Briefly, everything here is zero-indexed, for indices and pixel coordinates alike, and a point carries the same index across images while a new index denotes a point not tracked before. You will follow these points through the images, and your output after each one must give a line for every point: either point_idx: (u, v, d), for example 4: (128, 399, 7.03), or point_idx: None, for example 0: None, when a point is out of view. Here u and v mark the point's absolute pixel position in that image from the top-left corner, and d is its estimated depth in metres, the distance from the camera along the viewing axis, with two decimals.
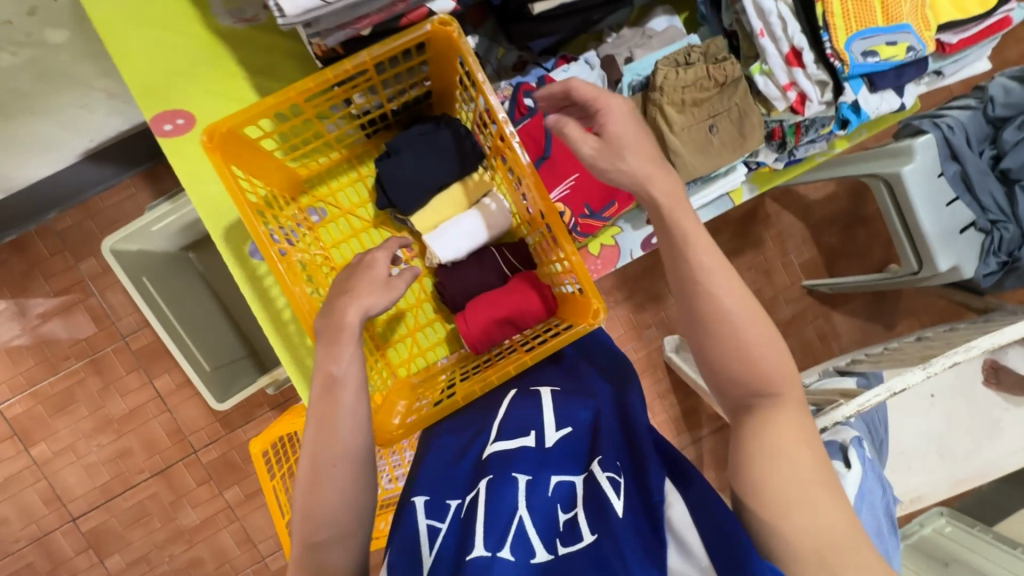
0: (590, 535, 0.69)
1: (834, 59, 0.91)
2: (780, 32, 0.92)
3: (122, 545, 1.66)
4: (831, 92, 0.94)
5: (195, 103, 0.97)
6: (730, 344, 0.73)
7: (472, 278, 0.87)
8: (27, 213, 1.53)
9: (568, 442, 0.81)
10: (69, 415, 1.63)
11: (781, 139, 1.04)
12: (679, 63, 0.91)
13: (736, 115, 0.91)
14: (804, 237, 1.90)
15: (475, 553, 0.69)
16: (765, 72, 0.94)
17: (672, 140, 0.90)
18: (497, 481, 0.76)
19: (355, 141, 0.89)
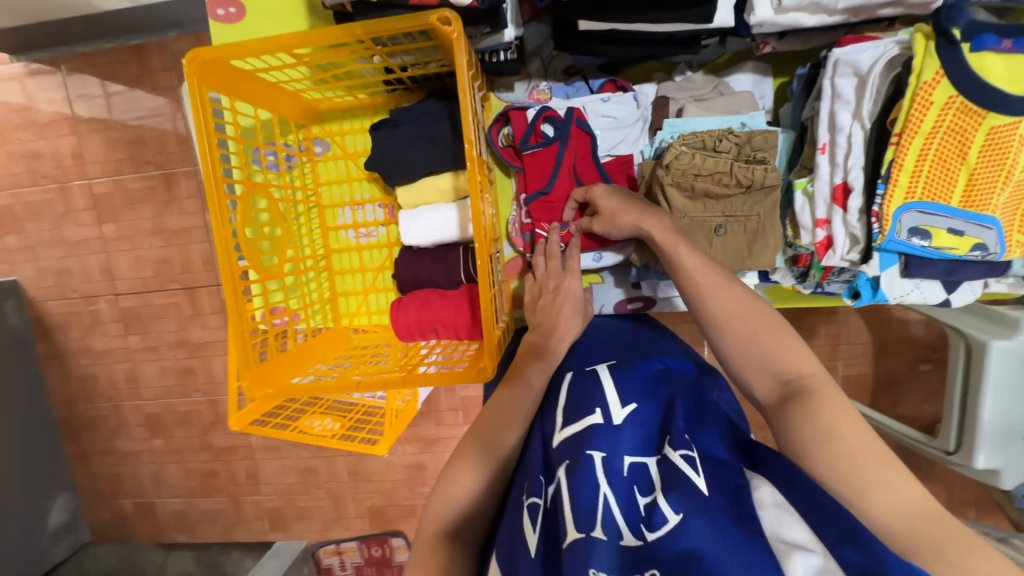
0: (674, 515, 0.61)
1: (876, 220, 0.87)
2: (841, 158, 0.88)
3: (143, 330, 1.96)
4: (858, 253, 0.91)
5: None
6: (739, 324, 0.80)
7: (426, 268, 0.88)
8: (152, 26, 1.68)
9: (637, 417, 0.74)
10: (136, 211, 1.88)
11: (805, 268, 1.03)
12: (706, 148, 0.91)
13: (755, 225, 0.91)
14: (864, 350, 1.67)
15: (568, 539, 0.63)
16: (807, 193, 0.93)
17: (668, 225, 0.92)
18: (573, 464, 0.70)
19: (378, 92, 0.90)
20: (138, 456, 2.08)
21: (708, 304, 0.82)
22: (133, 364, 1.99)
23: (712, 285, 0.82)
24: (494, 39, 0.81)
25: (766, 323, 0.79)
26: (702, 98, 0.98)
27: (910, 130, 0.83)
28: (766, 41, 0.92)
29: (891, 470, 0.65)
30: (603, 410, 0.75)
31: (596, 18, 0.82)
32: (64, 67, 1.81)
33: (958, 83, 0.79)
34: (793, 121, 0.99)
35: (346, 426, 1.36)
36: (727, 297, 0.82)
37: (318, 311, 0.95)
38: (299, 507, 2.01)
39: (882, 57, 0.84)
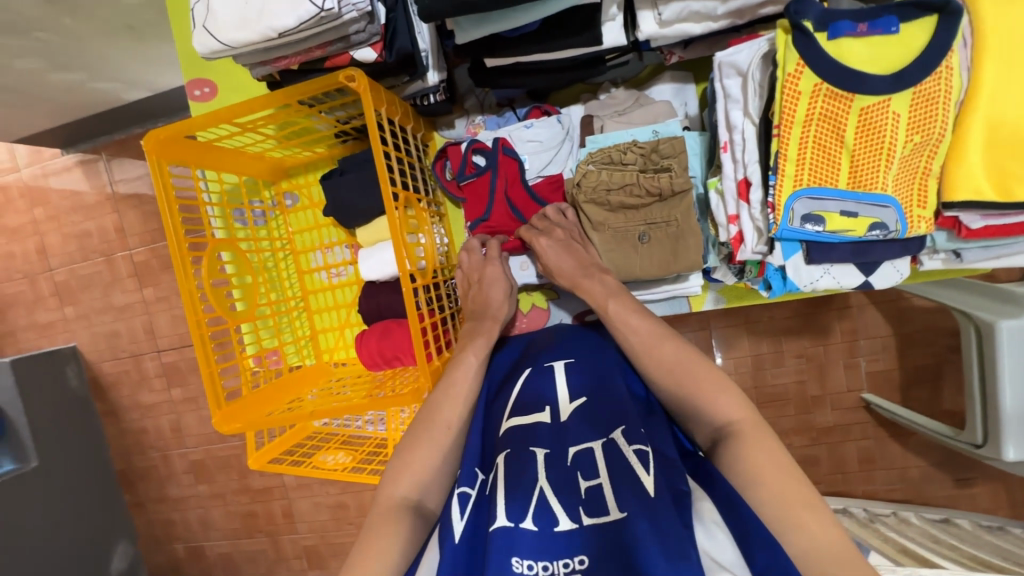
0: (618, 512, 0.63)
1: (771, 210, 0.88)
2: (739, 154, 0.91)
3: (183, 383, 2.12)
4: (765, 244, 0.93)
5: (219, 75, 1.12)
6: (676, 378, 0.78)
7: (387, 300, 0.95)
8: (173, 109, 1.88)
9: (585, 411, 0.78)
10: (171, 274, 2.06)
11: (742, 265, 1.03)
12: (611, 162, 0.94)
13: (677, 229, 0.92)
14: (887, 344, 1.58)
15: (497, 525, 0.64)
16: (719, 191, 0.96)
17: (594, 237, 0.97)
18: (514, 454, 0.73)
19: (334, 144, 0.99)
20: (187, 502, 2.21)
21: (650, 357, 0.81)
22: (176, 415, 2.15)
23: (653, 337, 0.82)
24: (417, 84, 0.95)
25: (695, 373, 0.77)
26: (623, 111, 1.00)
27: (787, 120, 0.84)
28: (671, 53, 0.96)
29: (813, 515, 0.63)
30: (551, 408, 0.79)
31: (495, 55, 0.90)
32: (104, 153, 2.05)
33: (820, 71, 0.80)
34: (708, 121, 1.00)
35: (355, 459, 1.37)
36: (668, 347, 0.80)
37: (294, 349, 1.04)
38: (334, 544, 2.06)
39: (758, 53, 0.85)
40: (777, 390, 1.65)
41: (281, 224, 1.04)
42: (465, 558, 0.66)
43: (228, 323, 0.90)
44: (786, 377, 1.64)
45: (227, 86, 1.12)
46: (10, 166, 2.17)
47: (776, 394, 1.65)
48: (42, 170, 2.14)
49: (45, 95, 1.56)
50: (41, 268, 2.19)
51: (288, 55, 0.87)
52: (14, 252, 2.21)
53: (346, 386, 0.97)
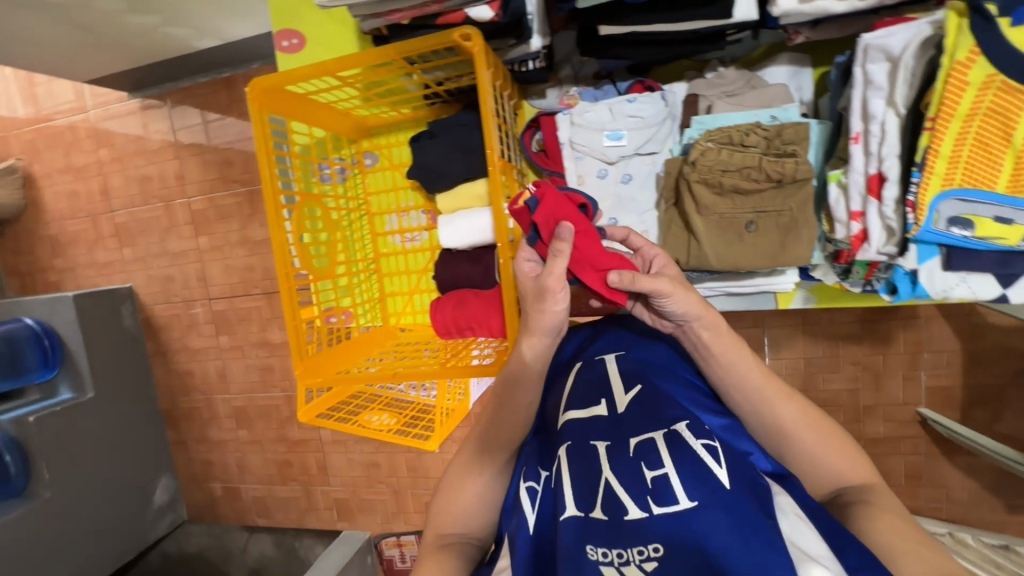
0: (689, 501, 0.66)
1: (911, 208, 0.89)
2: (875, 146, 0.92)
3: (231, 331, 2.18)
4: (895, 245, 0.93)
5: (308, 25, 1.10)
6: (801, 436, 0.80)
7: (464, 269, 0.94)
8: (240, 60, 1.88)
9: (643, 399, 0.79)
10: (226, 224, 2.10)
11: (848, 265, 1.03)
12: (732, 143, 0.93)
13: (788, 220, 0.92)
14: (952, 359, 1.51)
15: (568, 514, 0.71)
16: (842, 183, 0.97)
17: (694, 218, 0.95)
18: (576, 448, 0.77)
19: (418, 105, 0.98)
20: (227, 445, 2.31)
21: (775, 413, 0.81)
22: (222, 362, 2.22)
23: (779, 395, 0.82)
24: (521, 49, 0.93)
25: (808, 433, 0.81)
26: (734, 93, 0.99)
27: (939, 116, 0.85)
28: (797, 33, 0.96)
29: (929, 552, 0.70)
30: (608, 401, 0.81)
31: (614, 23, 0.87)
32: (169, 100, 2.08)
33: (994, 62, 0.81)
34: (831, 109, 1.01)
35: (400, 422, 1.46)
36: (791, 404, 0.81)
37: (366, 310, 1.06)
38: (364, 499, 2.13)
39: (915, 37, 0.86)
40: (828, 396, 1.61)
41: (359, 184, 1.06)
42: (540, 546, 0.74)
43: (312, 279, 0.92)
44: (839, 383, 1.59)
45: (315, 36, 1.11)
46: (78, 106, 2.22)
47: (826, 400, 1.61)
48: (108, 113, 2.18)
49: (122, 36, 1.57)
50: (103, 209, 2.27)
51: (401, 8, 0.87)
52: (78, 191, 2.29)
53: (414, 351, 0.99)
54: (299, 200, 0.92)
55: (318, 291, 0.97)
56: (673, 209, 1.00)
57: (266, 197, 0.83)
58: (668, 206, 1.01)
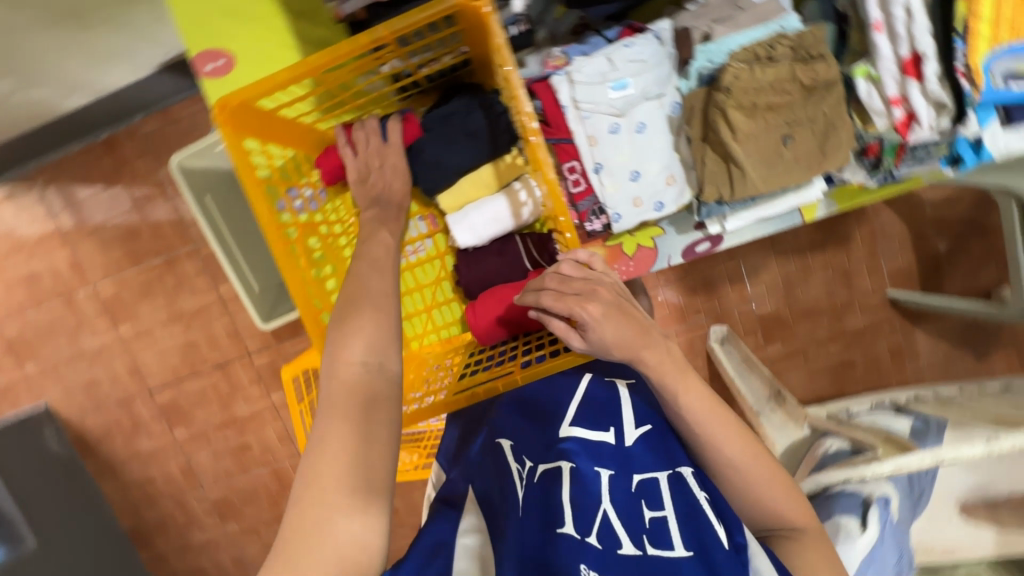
0: (685, 549, 0.59)
1: (966, 74, 0.84)
2: (904, 32, 0.83)
3: (187, 419, 1.91)
4: (948, 117, 0.87)
5: (237, 47, 1.01)
6: (739, 476, 0.66)
7: (492, 266, 0.83)
8: (118, 115, 1.62)
9: (648, 446, 0.70)
10: (149, 304, 1.81)
11: (876, 157, 0.96)
12: (759, 58, 0.84)
13: (823, 125, 0.85)
14: (902, 241, 1.65)
15: (564, 527, 0.60)
16: (872, 77, 0.88)
17: (734, 148, 0.84)
18: (580, 470, 0.66)
19: (393, 102, 0.84)
20: (216, 543, 2.03)
21: (718, 446, 0.66)
22: (185, 456, 1.95)
23: (721, 423, 0.67)
24: None
25: (745, 468, 0.66)
26: (723, 19, 0.86)
27: None
28: None
29: None
30: (616, 430, 0.71)
31: None
32: (38, 181, 1.76)
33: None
34: (823, 16, 0.94)
35: (424, 455, 1.30)
36: (738, 445, 0.66)
37: None
38: None
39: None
40: (810, 304, 1.70)
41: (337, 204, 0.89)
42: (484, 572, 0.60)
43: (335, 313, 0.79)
44: (815, 290, 1.68)
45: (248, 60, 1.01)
46: None
47: (810, 308, 1.69)
48: None
49: None
50: None
51: None
52: None
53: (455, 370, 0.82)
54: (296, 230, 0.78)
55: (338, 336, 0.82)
56: (704, 144, 0.89)
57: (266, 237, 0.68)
58: (697, 143, 0.89)
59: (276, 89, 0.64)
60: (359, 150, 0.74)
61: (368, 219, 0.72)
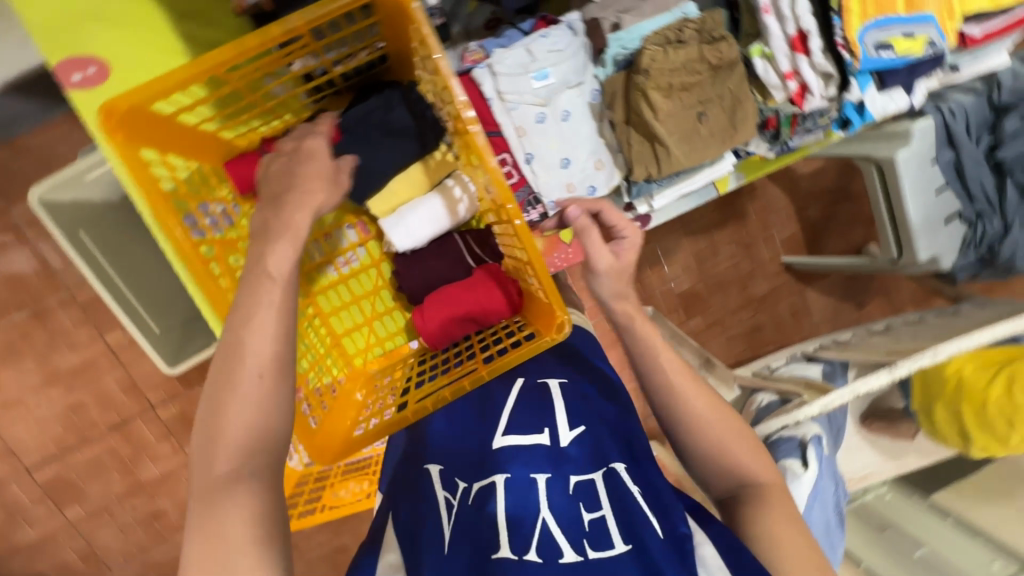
0: (624, 544, 0.55)
1: (844, 49, 0.81)
2: (789, 9, 0.80)
3: (79, 496, 1.51)
4: (835, 87, 0.84)
5: (110, 51, 0.86)
6: (705, 433, 0.68)
7: (434, 266, 0.80)
8: None
9: (587, 445, 0.65)
10: (12, 367, 1.41)
11: (776, 129, 0.92)
12: (669, 41, 0.80)
13: (730, 101, 0.82)
14: (788, 213, 1.85)
15: (500, 551, 0.55)
16: (766, 55, 0.83)
17: (656, 128, 0.80)
18: (515, 481, 0.61)
19: (303, 105, 0.78)
20: None
21: (687, 401, 0.69)
22: (83, 539, 1.54)
23: (685, 378, 0.70)
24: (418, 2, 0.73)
25: (711, 420, 0.68)
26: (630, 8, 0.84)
27: None
28: None
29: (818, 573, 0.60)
30: (551, 430, 0.66)
31: None
32: None
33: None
34: (715, 3, 0.90)
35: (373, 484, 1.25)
36: (701, 399, 0.69)
37: (331, 360, 0.83)
38: None
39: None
40: (722, 278, 1.83)
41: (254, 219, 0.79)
42: None
43: None
44: (724, 264, 1.83)
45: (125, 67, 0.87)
46: None
47: (722, 280, 1.83)
48: None
49: None
50: None
51: None
52: None
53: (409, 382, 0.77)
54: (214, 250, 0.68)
55: None
56: (627, 127, 0.85)
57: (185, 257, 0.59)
58: (619, 127, 0.85)
59: (174, 88, 0.56)
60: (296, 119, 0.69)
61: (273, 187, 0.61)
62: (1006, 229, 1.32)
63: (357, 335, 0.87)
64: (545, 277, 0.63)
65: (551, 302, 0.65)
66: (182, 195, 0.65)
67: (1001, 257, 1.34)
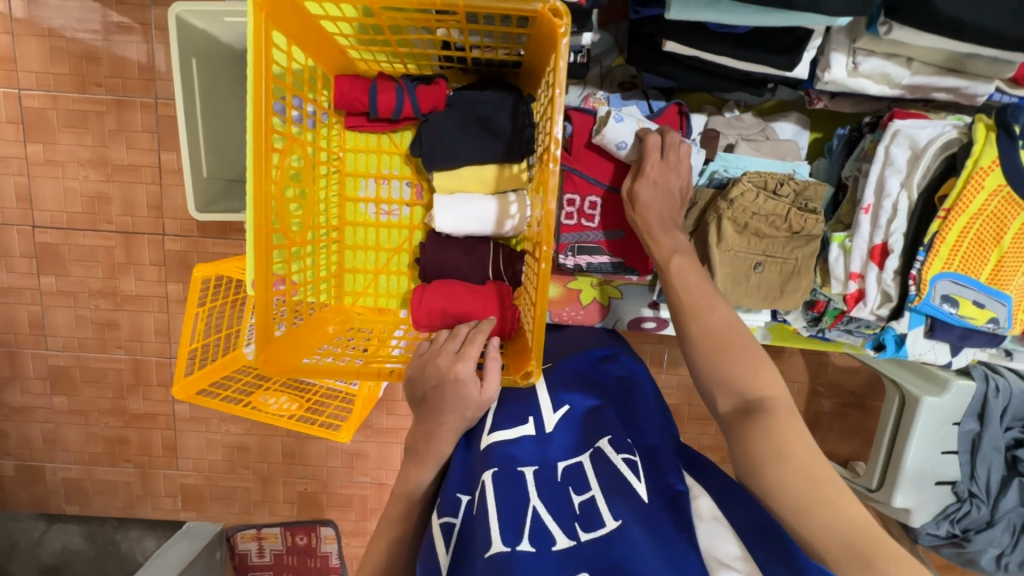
0: (614, 521, 0.53)
1: (913, 282, 0.79)
2: (884, 220, 0.80)
3: (61, 271, 1.56)
4: (888, 310, 0.83)
5: None
6: (715, 345, 0.68)
7: (454, 258, 0.82)
8: None
9: (573, 424, 0.64)
10: (74, 135, 1.47)
11: (819, 313, 0.94)
12: (765, 187, 0.80)
13: (791, 268, 0.83)
14: None
15: (492, 551, 0.52)
16: (844, 247, 0.84)
17: (713, 256, 0.81)
18: (504, 475, 0.58)
19: (431, 65, 0.81)
20: (29, 414, 1.66)
21: (701, 319, 0.71)
22: (41, 307, 1.58)
23: (705, 301, 0.72)
24: (574, 40, 0.77)
25: (714, 345, 0.68)
26: (751, 138, 0.88)
27: (959, 207, 0.76)
28: (820, 97, 0.86)
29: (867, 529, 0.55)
30: (536, 419, 0.64)
31: (685, 43, 0.72)
32: None
33: (1009, 173, 0.75)
34: (828, 175, 0.92)
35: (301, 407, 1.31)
36: (720, 312, 0.71)
37: (324, 286, 0.84)
38: (220, 487, 1.72)
39: (941, 136, 0.78)
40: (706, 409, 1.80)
41: (335, 135, 0.83)
42: None
43: (289, 242, 0.73)
44: None
45: None
46: None
47: None
48: None
49: None
50: None
51: None
52: None
53: (368, 345, 0.79)
54: (286, 143, 0.71)
55: (288, 260, 0.75)
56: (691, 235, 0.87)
57: (253, 133, 0.63)
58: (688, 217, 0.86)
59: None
60: (450, 112, 0.78)
61: (437, 139, 0.78)
62: (987, 522, 1.27)
63: (364, 276, 0.89)
64: (540, 324, 0.65)
65: (531, 348, 0.67)
66: (286, 82, 0.69)
67: (969, 544, 1.28)
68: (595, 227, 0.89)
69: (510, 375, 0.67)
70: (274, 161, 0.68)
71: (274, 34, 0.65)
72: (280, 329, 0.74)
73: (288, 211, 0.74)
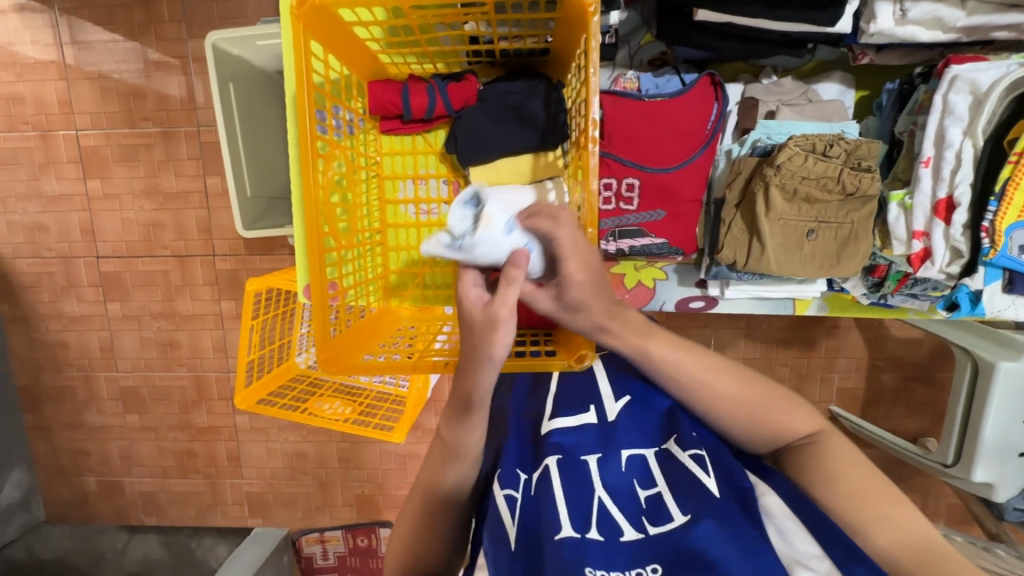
0: (683, 515, 0.52)
1: (984, 235, 0.75)
2: (947, 172, 0.76)
3: (125, 297, 1.66)
4: (960, 267, 0.79)
5: None
6: (732, 412, 0.62)
7: None
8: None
9: (636, 413, 0.63)
10: (127, 168, 1.57)
11: (880, 279, 0.89)
12: (814, 150, 0.78)
13: (847, 232, 0.80)
14: None
15: (561, 533, 0.52)
16: (904, 206, 0.80)
17: (762, 225, 0.79)
18: (567, 461, 0.58)
19: (459, 63, 0.83)
20: (106, 432, 1.77)
21: (710, 388, 0.62)
22: (109, 332, 1.69)
23: (713, 369, 0.63)
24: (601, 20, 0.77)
25: (732, 407, 0.62)
26: (792, 103, 0.85)
27: None
28: (865, 52, 0.82)
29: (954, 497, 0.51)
30: (597, 408, 0.64)
31: (717, 10, 0.71)
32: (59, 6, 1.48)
33: None
34: (879, 134, 0.88)
35: None
36: (730, 377, 0.62)
37: (373, 288, 0.86)
38: (282, 493, 1.79)
39: (1006, 76, 0.73)
40: None
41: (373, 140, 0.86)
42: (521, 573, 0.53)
43: (338, 245, 0.75)
44: None
45: None
46: None
47: None
48: None
49: None
50: None
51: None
52: None
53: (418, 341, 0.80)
54: (330, 149, 0.74)
55: (339, 263, 0.77)
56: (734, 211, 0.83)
57: (301, 141, 0.66)
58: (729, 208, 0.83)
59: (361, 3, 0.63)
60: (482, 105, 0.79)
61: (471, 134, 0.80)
62: None
63: (408, 277, 0.91)
64: None
65: (582, 332, 0.68)
66: (326, 90, 0.71)
67: None
68: (634, 209, 0.87)
69: (563, 360, 0.67)
70: (320, 166, 0.70)
71: (311, 44, 0.68)
72: (334, 331, 0.76)
73: (335, 215, 0.76)
